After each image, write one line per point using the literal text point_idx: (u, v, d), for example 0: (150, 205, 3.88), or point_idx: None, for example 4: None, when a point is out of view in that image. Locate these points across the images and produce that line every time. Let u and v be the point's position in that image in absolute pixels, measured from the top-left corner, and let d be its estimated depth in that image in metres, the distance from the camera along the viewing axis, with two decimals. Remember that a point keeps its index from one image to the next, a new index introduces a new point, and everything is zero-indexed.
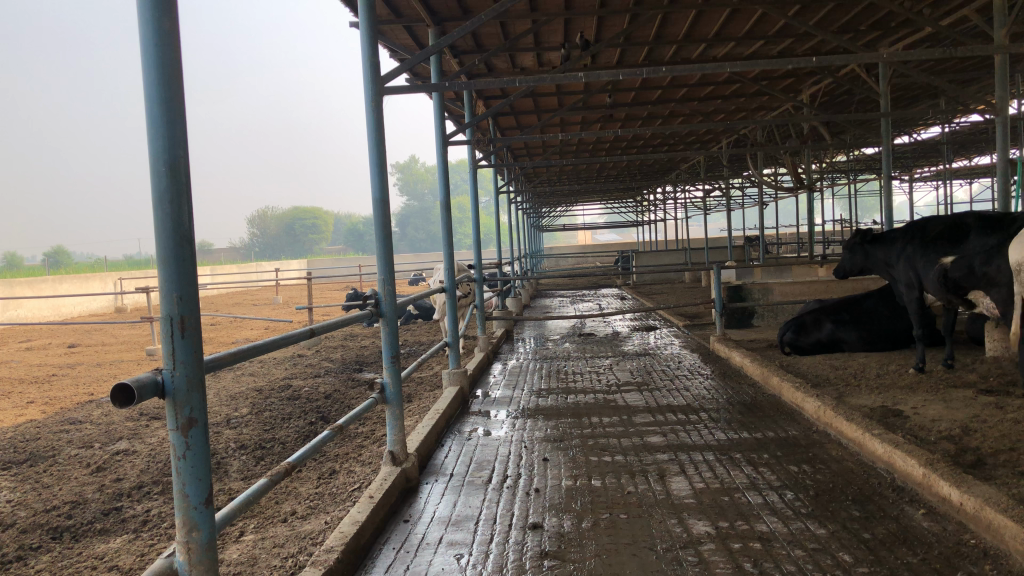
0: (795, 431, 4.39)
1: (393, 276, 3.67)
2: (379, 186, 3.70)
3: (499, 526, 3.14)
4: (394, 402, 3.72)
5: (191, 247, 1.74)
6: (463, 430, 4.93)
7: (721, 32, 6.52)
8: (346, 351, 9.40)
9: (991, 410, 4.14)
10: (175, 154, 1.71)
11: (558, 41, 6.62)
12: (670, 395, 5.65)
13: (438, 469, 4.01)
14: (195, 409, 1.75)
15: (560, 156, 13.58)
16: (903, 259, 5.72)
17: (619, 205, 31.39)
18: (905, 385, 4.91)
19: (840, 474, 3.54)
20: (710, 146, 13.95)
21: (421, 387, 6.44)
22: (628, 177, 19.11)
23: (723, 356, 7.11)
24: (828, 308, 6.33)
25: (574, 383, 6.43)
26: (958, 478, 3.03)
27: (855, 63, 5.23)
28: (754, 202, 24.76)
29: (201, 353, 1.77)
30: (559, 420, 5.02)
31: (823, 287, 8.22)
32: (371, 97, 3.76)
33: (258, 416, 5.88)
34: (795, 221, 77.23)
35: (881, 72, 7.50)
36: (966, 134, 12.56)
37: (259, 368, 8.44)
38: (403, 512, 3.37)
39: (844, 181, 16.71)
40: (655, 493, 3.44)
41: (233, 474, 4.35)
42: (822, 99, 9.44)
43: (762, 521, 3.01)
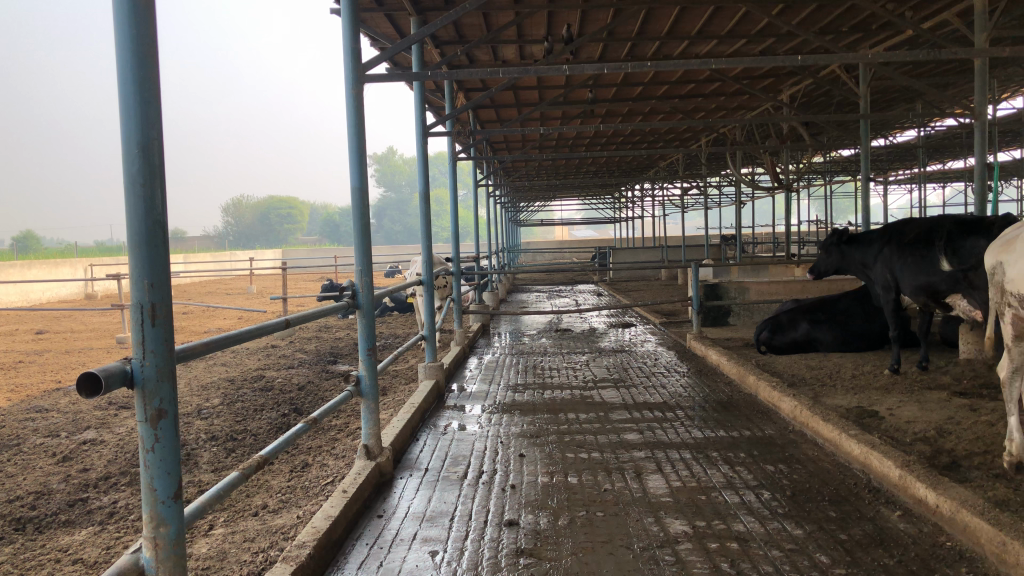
0: (771, 430, 4.39)
1: (370, 266, 3.61)
2: (358, 175, 3.63)
3: (475, 523, 3.10)
4: (370, 395, 3.67)
5: (164, 231, 1.68)
6: (438, 424, 4.88)
7: (704, 30, 6.51)
8: (321, 343, 9.31)
9: (965, 412, 4.17)
10: (149, 135, 1.65)
11: (541, 34, 6.58)
12: (646, 393, 5.63)
13: (413, 464, 3.96)
14: (165, 400, 1.69)
15: (540, 151, 13.55)
16: (880, 261, 5.75)
17: (597, 202, 31.41)
18: (880, 386, 4.93)
19: (816, 474, 3.54)
20: (690, 144, 14.00)
21: (396, 380, 6.38)
22: (607, 173, 19.11)
23: (699, 354, 7.12)
24: (804, 308, 6.34)
25: (550, 379, 6.40)
26: (934, 480, 3.04)
27: (838, 63, 5.23)
28: (731, 202, 24.90)
29: (173, 343, 1.71)
30: (535, 416, 4.99)
31: (799, 287, 8.31)
32: (351, 85, 3.70)
33: (230, 406, 5.79)
34: (769, 222, 77.81)
35: (861, 74, 7.53)
36: (941, 137, 12.70)
37: (232, 358, 8.33)
38: (377, 507, 3.32)
39: (820, 182, 16.83)
40: (632, 490, 3.42)
41: (203, 466, 4.27)
42: (801, 99, 9.48)
43: (740, 521, 3.00)
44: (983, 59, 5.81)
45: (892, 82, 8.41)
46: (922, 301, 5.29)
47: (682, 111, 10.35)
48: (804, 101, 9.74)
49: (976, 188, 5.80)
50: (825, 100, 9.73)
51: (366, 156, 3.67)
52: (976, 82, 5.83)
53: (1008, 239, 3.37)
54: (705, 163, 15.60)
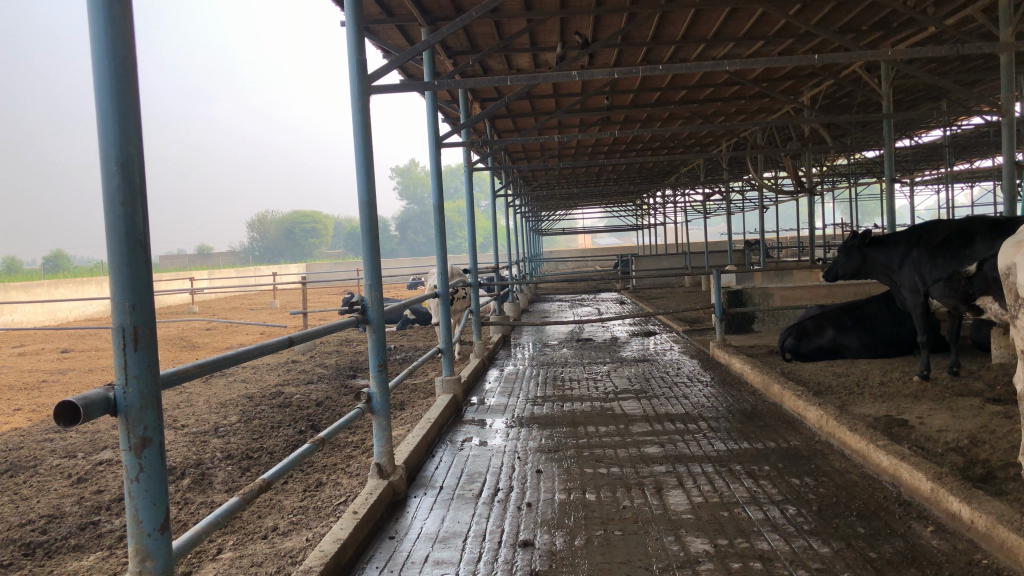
0: (797, 441, 4.26)
1: (380, 281, 3.53)
2: (365, 188, 3.56)
3: (488, 544, 3.00)
4: (382, 412, 3.59)
5: (147, 252, 1.62)
6: (456, 439, 4.79)
7: (721, 33, 6.41)
8: (341, 357, 9.27)
9: (1000, 420, 4.01)
10: (129, 151, 1.58)
11: (554, 40, 6.51)
12: (668, 404, 5.51)
13: (428, 482, 3.88)
14: (149, 427, 1.62)
15: (559, 159, 13.46)
16: (907, 265, 5.58)
17: (619, 209, 31.25)
18: (909, 393, 4.79)
19: (844, 487, 3.41)
20: (711, 149, 13.85)
21: (414, 394, 6.31)
22: (628, 180, 18.99)
23: (723, 362, 6.98)
24: (829, 314, 6.19)
25: (570, 390, 6.29)
26: (968, 493, 2.89)
27: (858, 62, 5.10)
28: (754, 207, 24.67)
29: (157, 368, 1.64)
30: (554, 430, 4.89)
31: (823, 292, 8.17)
32: (357, 97, 3.63)
33: (247, 424, 5.75)
34: (794, 225, 76.97)
35: (883, 73, 7.38)
36: (968, 136, 12.41)
37: (251, 374, 8.30)
38: (389, 528, 3.24)
39: (845, 184, 16.54)
40: (651, 507, 3.31)
41: (217, 487, 4.21)
42: (823, 100, 9.31)
43: (764, 539, 2.88)
44: (1009, 54, 5.63)
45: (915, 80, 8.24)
46: (951, 305, 5.13)
47: (701, 116, 10.22)
48: (825, 103, 9.57)
49: (1004, 187, 5.62)
50: (847, 101, 9.57)
51: (373, 170, 3.61)
52: (1002, 78, 5.64)
53: (1021, 238, 3.19)
54: (727, 168, 15.41)
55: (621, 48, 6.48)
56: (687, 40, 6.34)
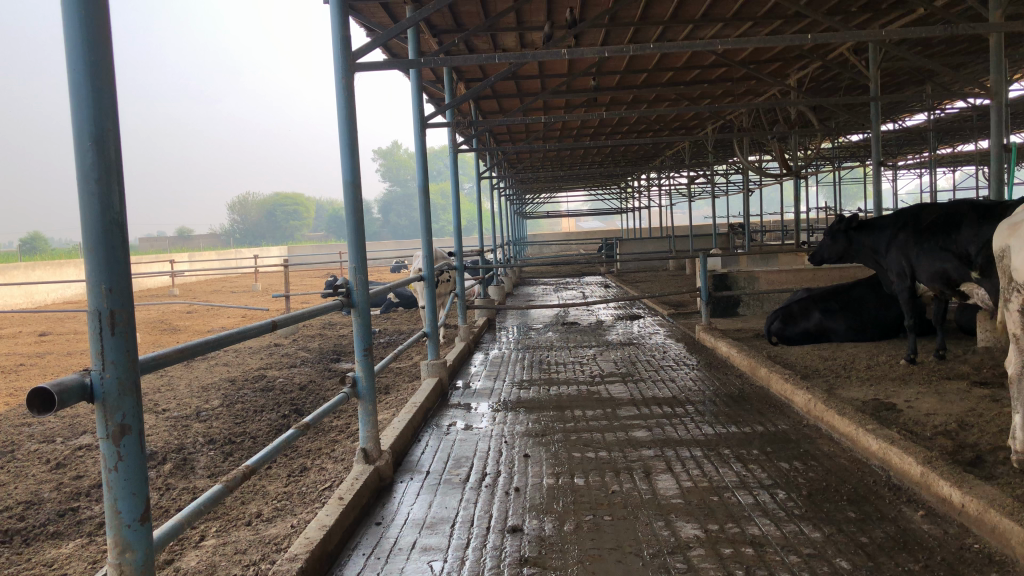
0: (784, 425, 4.24)
1: (365, 263, 3.46)
2: (350, 168, 3.48)
3: (477, 530, 2.96)
4: (367, 397, 3.53)
5: (124, 232, 1.55)
6: (441, 424, 4.74)
7: (710, 13, 6.35)
8: (324, 340, 9.19)
9: (987, 404, 4.00)
10: (104, 125, 1.51)
11: (541, 20, 6.43)
12: (655, 387, 5.48)
13: (415, 467, 3.83)
14: (128, 414, 1.56)
15: (544, 141, 13.37)
16: (893, 248, 5.57)
17: (603, 192, 31.19)
18: (896, 377, 4.79)
19: (834, 472, 3.39)
20: (696, 132, 13.80)
21: (399, 378, 6.25)
22: (613, 163, 18.92)
23: (709, 346, 6.96)
24: (816, 298, 6.19)
25: (556, 374, 6.25)
26: (959, 477, 2.88)
27: (848, 43, 5.06)
28: (737, 190, 24.71)
29: (136, 353, 1.57)
30: (541, 414, 4.85)
31: (808, 276, 8.17)
32: (341, 74, 3.55)
33: (230, 408, 5.67)
34: (777, 208, 77.26)
35: (871, 55, 7.34)
36: (952, 120, 12.42)
37: (233, 358, 8.21)
38: (375, 514, 3.19)
39: (828, 168, 16.56)
40: (640, 492, 3.28)
41: (199, 472, 4.14)
42: (809, 83, 9.28)
43: (754, 524, 2.86)
44: (997, 37, 5.61)
45: (902, 63, 8.22)
46: (937, 288, 5.12)
47: (688, 98, 10.17)
48: (811, 85, 9.54)
49: (991, 170, 5.61)
50: (833, 84, 9.55)
51: (358, 149, 3.53)
52: (991, 61, 5.61)
53: (1017, 221, 3.17)
54: (711, 150, 15.39)
55: (608, 28, 6.41)
56: (675, 20, 6.27)
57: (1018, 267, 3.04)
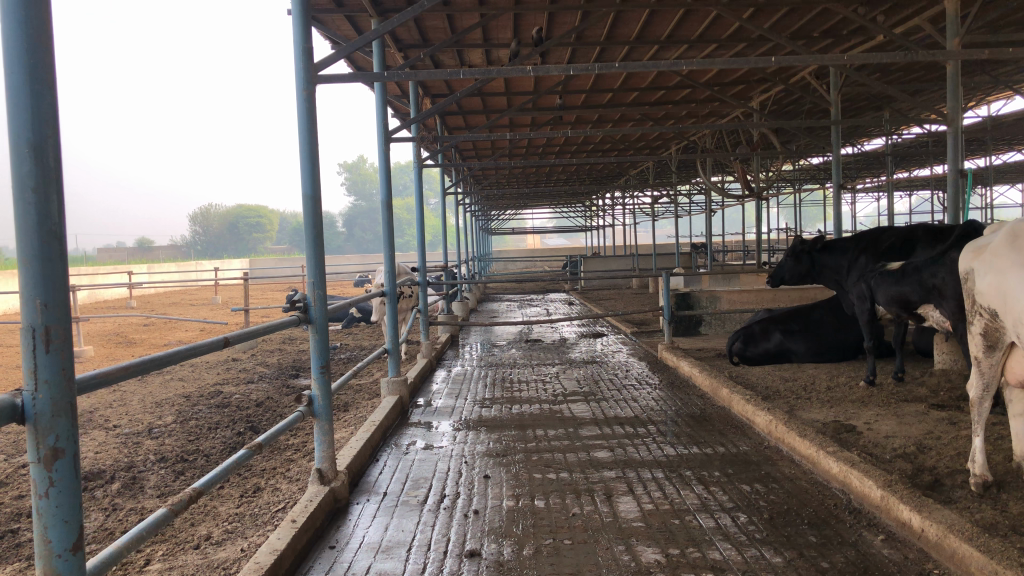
0: (746, 446, 4.23)
1: (323, 279, 3.38)
2: (310, 182, 3.41)
3: (433, 554, 2.89)
4: (323, 415, 3.45)
5: (63, 244, 1.47)
6: (401, 443, 4.66)
7: (675, 35, 6.40)
8: (284, 355, 9.04)
9: (945, 427, 4.03)
10: (43, 133, 1.44)
11: (507, 37, 6.42)
12: (617, 407, 5.45)
13: (372, 488, 3.74)
14: (61, 437, 1.48)
15: (510, 157, 13.37)
16: (854, 271, 5.61)
17: (568, 211, 31.29)
18: (856, 399, 4.81)
19: (795, 495, 3.38)
20: (661, 152, 13.92)
21: (358, 395, 6.15)
22: (578, 180, 19.00)
23: (671, 365, 6.96)
24: (777, 319, 6.22)
25: (519, 392, 6.20)
26: (918, 501, 2.88)
27: (811, 66, 5.11)
28: (700, 210, 24.95)
29: (72, 372, 1.49)
30: (502, 433, 4.79)
31: (769, 296, 8.26)
32: (303, 86, 3.48)
33: (183, 425, 5.52)
34: (739, 228, 78.22)
35: (832, 80, 7.45)
36: (910, 145, 12.65)
37: (189, 373, 8.03)
38: (329, 537, 3.10)
39: (790, 190, 16.78)
40: (601, 515, 3.23)
41: (148, 492, 4.00)
42: (772, 106, 9.39)
43: (715, 548, 2.82)
44: (954, 64, 5.72)
45: (862, 88, 8.37)
46: (895, 311, 5.17)
47: (653, 118, 10.24)
48: (774, 108, 9.67)
49: (949, 195, 5.69)
50: (795, 107, 9.69)
51: (318, 163, 3.46)
52: (948, 88, 5.71)
53: (981, 245, 3.20)
54: (675, 170, 15.50)
55: (575, 47, 6.43)
56: (641, 40, 6.31)
57: (981, 291, 3.07)
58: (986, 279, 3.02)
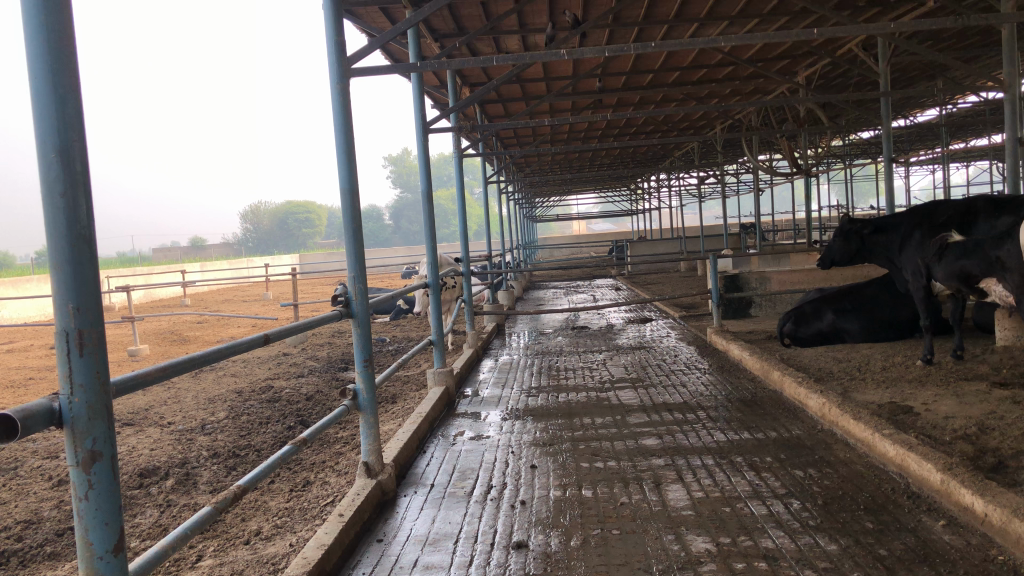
0: (799, 431, 4.13)
1: (364, 272, 3.38)
2: (347, 176, 3.41)
3: (480, 546, 2.87)
4: (368, 409, 3.45)
5: (93, 247, 1.48)
6: (448, 434, 4.67)
7: (715, 11, 6.27)
8: (333, 349, 9.12)
9: (1008, 405, 3.88)
10: (68, 136, 1.43)
11: (543, 22, 6.36)
12: (666, 393, 5.37)
13: (419, 480, 3.74)
14: (99, 440, 1.49)
15: (552, 143, 13.28)
16: (908, 246, 5.43)
17: (613, 195, 31.02)
18: (913, 379, 4.67)
19: (850, 479, 3.28)
20: (705, 131, 13.70)
21: (406, 386, 6.18)
22: (621, 165, 18.83)
23: (721, 349, 6.84)
24: (828, 298, 6.08)
25: (566, 380, 6.16)
26: (980, 485, 2.77)
27: (857, 35, 4.96)
28: (748, 190, 24.51)
29: (107, 375, 1.51)
30: (549, 422, 4.75)
31: (821, 276, 8.08)
32: (337, 80, 3.48)
33: (235, 420, 5.61)
34: (788, 207, 76.78)
35: (881, 50, 7.22)
36: (965, 114, 12.24)
37: (241, 369, 8.15)
38: (377, 530, 3.11)
39: (840, 166, 16.37)
40: (650, 504, 3.18)
41: (202, 488, 4.06)
42: (818, 80, 9.16)
43: (768, 536, 2.75)
44: (1010, 28, 5.48)
45: (912, 57, 8.10)
46: (955, 287, 4.98)
47: (695, 98, 10.08)
48: (820, 82, 9.43)
49: (1007, 165, 5.46)
50: (842, 80, 9.44)
51: (355, 156, 3.46)
52: (1004, 52, 5.47)
53: None
54: (721, 150, 15.23)
55: (612, 28, 6.34)
56: (680, 18, 6.20)
57: None
58: None
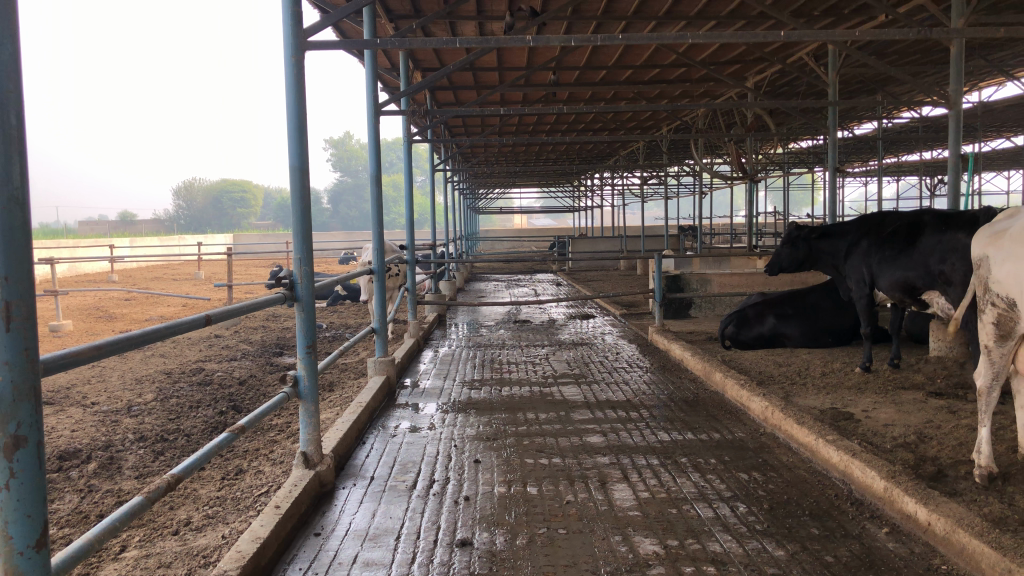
0: (742, 433, 4.14)
1: (311, 255, 3.24)
2: (297, 154, 3.27)
3: (422, 543, 2.78)
4: (309, 397, 3.32)
5: (26, 212, 1.34)
6: (388, 424, 4.55)
7: (674, 10, 6.29)
8: (267, 333, 8.87)
9: (945, 415, 3.96)
10: (4, 87, 1.29)
11: (502, 9, 6.28)
12: (609, 390, 5.35)
13: (358, 472, 3.62)
14: (24, 423, 1.36)
15: (499, 134, 13.18)
16: (854, 255, 5.51)
17: (556, 191, 31.08)
18: (852, 385, 4.74)
19: (794, 484, 3.29)
20: (652, 131, 13.80)
21: (344, 374, 6.03)
22: (567, 160, 18.87)
23: (662, 348, 6.87)
24: (771, 302, 6.14)
25: (507, 374, 6.08)
26: (924, 494, 2.79)
27: (814, 42, 5.00)
28: (689, 193, 24.80)
29: (35, 353, 1.37)
30: (492, 416, 4.68)
31: (761, 280, 8.20)
32: (291, 53, 3.32)
33: (163, 402, 5.38)
34: (724, 211, 78.21)
35: (832, 60, 7.34)
36: (902, 129, 12.58)
37: (170, 349, 7.86)
38: (314, 523, 2.99)
39: (779, 174, 16.67)
40: (596, 503, 3.13)
41: (126, 473, 3.86)
42: (766, 87, 9.28)
43: (715, 540, 2.73)
44: (957, 45, 5.61)
45: (859, 69, 8.27)
46: (897, 298, 5.06)
47: (645, 97, 10.13)
48: (769, 88, 9.57)
49: (950, 180, 5.58)
50: (789, 87, 9.60)
51: (307, 133, 3.31)
52: (951, 69, 5.59)
53: (997, 229, 3.09)
54: (666, 151, 15.36)
55: (570, 20, 6.29)
56: (638, 15, 6.19)
57: (997, 279, 2.98)
58: (1005, 268, 2.92)
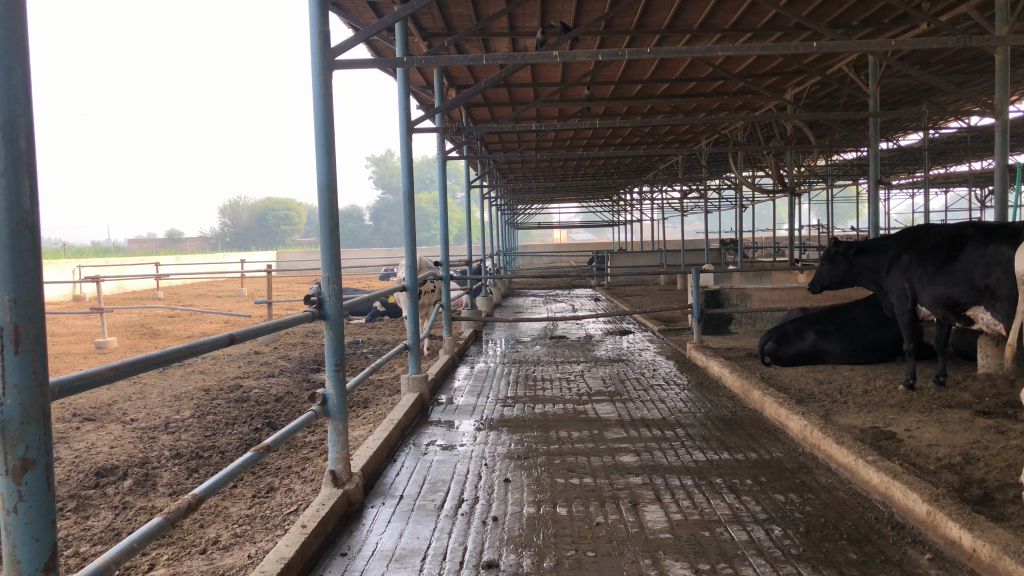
0: (780, 453, 4.04)
1: (339, 272, 3.24)
2: (326, 172, 3.28)
3: (448, 564, 2.74)
4: (338, 415, 3.32)
5: (35, 235, 1.34)
6: (420, 442, 4.53)
7: (708, 23, 6.24)
8: (306, 349, 8.94)
9: (992, 435, 3.81)
10: (12, 110, 1.30)
11: (535, 25, 6.29)
12: (644, 408, 5.26)
13: (387, 491, 3.60)
14: (32, 446, 1.37)
15: (536, 150, 13.18)
16: (894, 270, 5.36)
17: (596, 205, 30.97)
18: (895, 404, 4.60)
19: (831, 506, 3.19)
20: (691, 145, 13.68)
21: (379, 391, 6.03)
22: (606, 175, 18.79)
23: (700, 365, 6.75)
24: (810, 318, 6.02)
25: (542, 391, 6.03)
26: (969, 518, 2.68)
27: (850, 50, 4.90)
28: (730, 207, 24.52)
29: (44, 376, 1.38)
30: (525, 434, 4.63)
31: (803, 295, 8.05)
32: (319, 72, 3.35)
33: (200, 419, 5.43)
34: (767, 225, 77.20)
35: (873, 70, 7.20)
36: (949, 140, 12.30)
37: (210, 365, 7.95)
38: (341, 543, 2.97)
39: (822, 186, 16.39)
40: (627, 525, 3.06)
41: (160, 490, 3.90)
42: (806, 99, 9.14)
43: (748, 564, 2.65)
44: (1002, 53, 5.47)
45: (901, 79, 8.10)
46: (940, 314, 4.90)
47: (683, 110, 10.04)
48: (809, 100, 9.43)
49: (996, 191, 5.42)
50: (830, 99, 9.44)
51: (335, 152, 3.33)
52: (996, 78, 5.44)
53: None
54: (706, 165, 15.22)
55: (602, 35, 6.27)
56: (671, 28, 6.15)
57: None
58: None
